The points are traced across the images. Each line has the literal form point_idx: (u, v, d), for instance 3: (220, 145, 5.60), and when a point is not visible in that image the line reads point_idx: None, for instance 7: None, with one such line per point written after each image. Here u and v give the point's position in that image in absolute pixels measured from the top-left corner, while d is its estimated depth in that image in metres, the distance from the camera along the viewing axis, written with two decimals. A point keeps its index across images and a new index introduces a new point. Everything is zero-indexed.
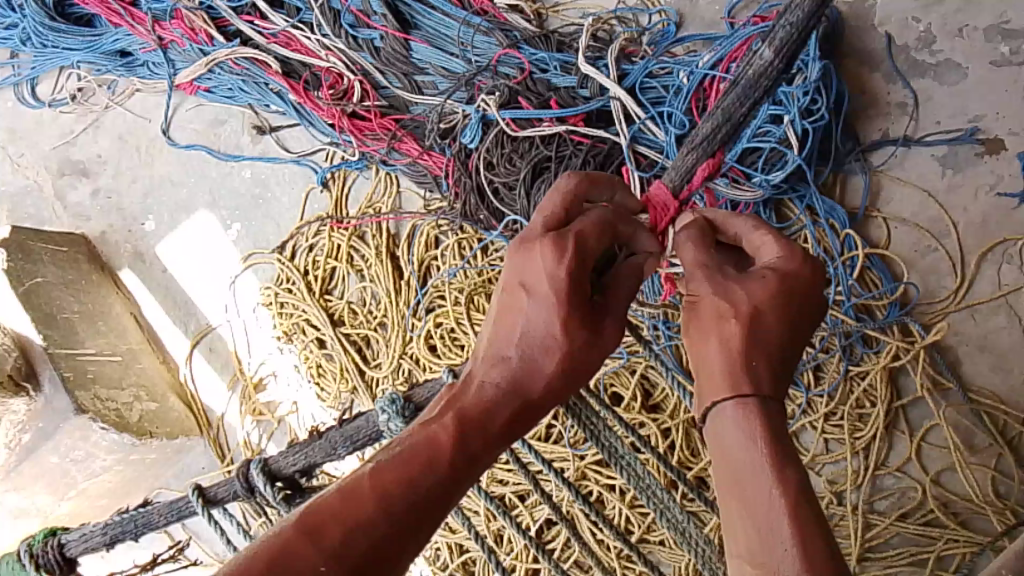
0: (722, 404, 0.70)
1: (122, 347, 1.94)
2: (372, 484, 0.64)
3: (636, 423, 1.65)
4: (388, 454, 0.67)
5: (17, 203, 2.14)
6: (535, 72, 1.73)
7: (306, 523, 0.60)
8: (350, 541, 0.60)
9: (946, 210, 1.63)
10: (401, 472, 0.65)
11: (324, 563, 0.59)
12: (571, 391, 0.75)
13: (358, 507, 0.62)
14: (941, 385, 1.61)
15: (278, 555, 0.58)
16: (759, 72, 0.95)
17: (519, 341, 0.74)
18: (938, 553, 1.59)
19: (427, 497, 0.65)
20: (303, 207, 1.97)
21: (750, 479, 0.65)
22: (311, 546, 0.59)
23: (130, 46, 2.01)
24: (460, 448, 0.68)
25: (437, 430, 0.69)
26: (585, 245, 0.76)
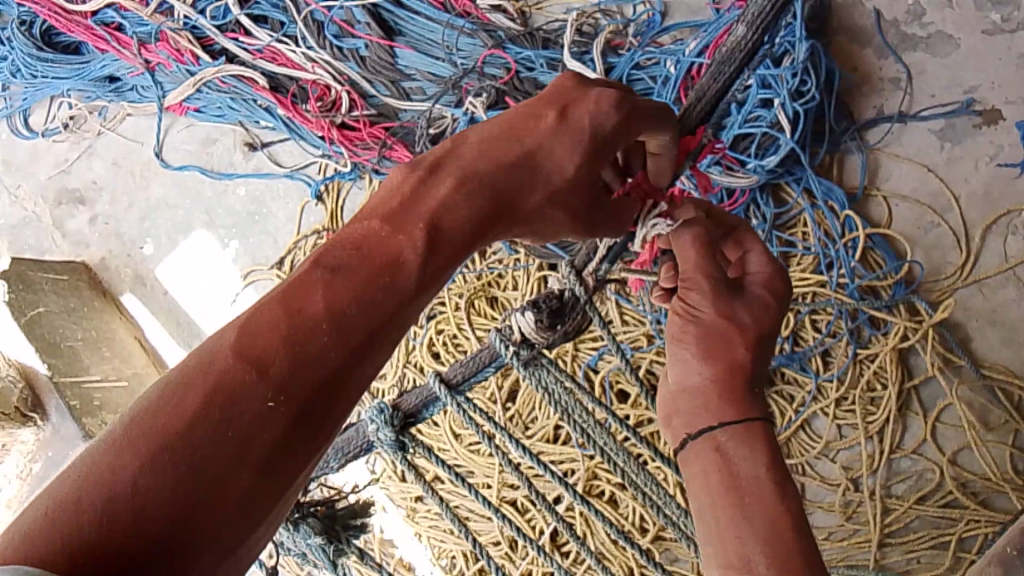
0: (717, 428, 0.74)
1: (128, 372, 1.92)
2: (323, 300, 0.58)
3: (645, 419, 1.62)
4: (343, 258, 0.61)
5: (17, 234, 2.15)
6: (522, 71, 1.73)
7: (245, 350, 0.54)
8: (301, 370, 0.55)
9: (947, 184, 1.60)
10: (358, 281, 0.60)
11: (273, 397, 0.53)
12: (554, 224, 0.75)
13: (311, 326, 0.56)
14: (953, 361, 1.58)
15: (215, 390, 0.52)
16: (736, 45, 1.21)
17: (523, 149, 0.72)
18: (960, 534, 1.57)
19: (392, 310, 0.60)
20: (299, 221, 1.97)
21: (755, 492, 0.69)
22: (256, 378, 0.53)
23: (118, 70, 2.01)
24: (433, 248, 0.64)
25: (406, 228, 0.64)
26: (636, 116, 0.77)
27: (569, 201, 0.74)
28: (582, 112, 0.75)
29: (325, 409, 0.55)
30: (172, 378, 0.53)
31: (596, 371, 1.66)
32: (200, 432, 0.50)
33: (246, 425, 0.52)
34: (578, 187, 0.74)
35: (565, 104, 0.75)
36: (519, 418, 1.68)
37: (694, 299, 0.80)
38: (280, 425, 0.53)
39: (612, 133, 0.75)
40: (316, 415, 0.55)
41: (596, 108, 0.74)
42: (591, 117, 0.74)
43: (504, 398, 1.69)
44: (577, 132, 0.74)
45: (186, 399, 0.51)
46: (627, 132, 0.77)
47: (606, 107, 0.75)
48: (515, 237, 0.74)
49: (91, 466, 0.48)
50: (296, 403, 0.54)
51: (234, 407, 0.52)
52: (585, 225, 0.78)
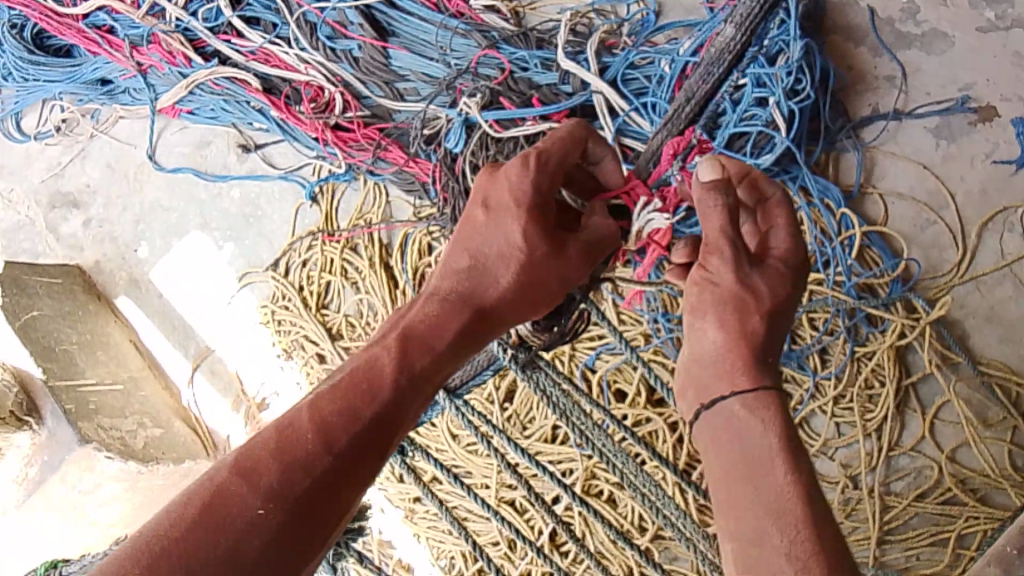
0: (730, 396, 0.79)
1: (124, 375, 1.92)
2: (312, 419, 0.75)
3: (643, 419, 1.62)
4: (330, 386, 0.78)
5: (10, 238, 2.14)
6: (516, 71, 1.73)
7: (243, 465, 0.71)
8: (288, 479, 0.71)
9: (943, 181, 1.60)
10: (340, 405, 0.76)
11: (263, 505, 0.69)
12: (523, 300, 0.88)
13: (300, 443, 0.73)
14: (951, 359, 1.57)
15: (216, 497, 0.69)
16: (723, 48, 1.34)
17: (472, 252, 0.88)
18: (959, 531, 1.56)
19: (368, 423, 0.76)
20: (294, 223, 1.96)
21: (765, 464, 0.74)
22: (249, 488, 0.69)
23: (110, 73, 2.00)
24: (402, 369, 0.81)
25: (380, 355, 0.81)
26: (551, 160, 0.89)
27: (527, 269, 0.87)
28: (501, 190, 0.88)
29: (308, 514, 0.71)
30: (185, 494, 0.69)
31: (594, 371, 1.66)
32: (203, 535, 0.66)
33: (238, 529, 0.67)
34: (532, 247, 0.87)
35: (486, 193, 0.89)
36: (516, 418, 1.67)
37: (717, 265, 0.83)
38: (269, 526, 0.68)
39: (537, 184, 0.88)
40: (302, 518, 0.70)
41: (509, 182, 0.87)
42: (509, 189, 0.87)
43: (501, 399, 1.68)
44: (507, 207, 0.87)
45: (191, 510, 0.67)
46: (549, 183, 0.89)
47: (519, 174, 0.87)
48: (488, 335, 0.89)
49: (114, 564, 0.64)
50: (281, 509, 0.69)
51: (229, 514, 0.68)
52: (557, 275, 0.89)
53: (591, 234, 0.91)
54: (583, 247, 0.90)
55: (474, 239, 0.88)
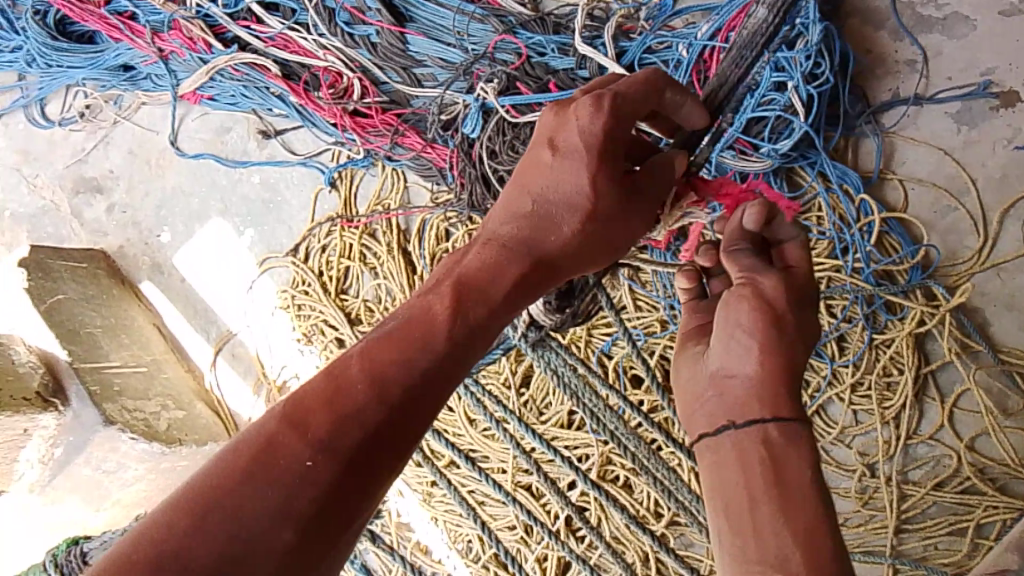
0: (768, 420, 0.90)
1: (147, 358, 1.96)
2: (364, 367, 0.75)
3: (658, 405, 1.63)
4: (383, 337, 0.78)
5: (36, 223, 2.17)
6: (533, 56, 1.72)
7: (293, 415, 0.71)
8: (340, 429, 0.70)
9: (964, 167, 1.58)
10: (394, 352, 0.77)
11: (311, 457, 0.68)
12: (586, 250, 0.91)
13: (353, 391, 0.73)
14: (969, 346, 1.57)
15: (264, 449, 0.68)
16: (754, 31, 1.19)
17: (535, 198, 0.90)
18: (979, 521, 1.56)
19: (422, 375, 0.76)
20: (313, 208, 1.98)
21: (797, 496, 0.85)
22: (299, 437, 0.69)
23: (132, 60, 2.02)
24: (454, 323, 0.81)
25: (433, 307, 0.82)
26: (625, 100, 0.88)
27: (594, 219, 0.89)
28: (570, 131, 0.88)
29: (360, 462, 0.70)
30: (235, 445, 0.70)
31: (609, 357, 1.67)
32: (253, 486, 0.66)
33: (288, 480, 0.67)
34: (600, 198, 0.88)
35: (554, 134, 0.89)
36: (533, 403, 1.69)
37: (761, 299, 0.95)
38: (321, 476, 0.68)
39: (610, 128, 0.87)
40: (355, 466, 0.70)
41: (580, 125, 0.87)
42: (579, 131, 0.87)
43: (518, 384, 1.69)
44: (577, 152, 0.88)
45: (243, 459, 0.68)
46: (620, 128, 0.88)
47: (590, 115, 0.87)
48: (548, 281, 0.91)
49: (166, 511, 0.64)
50: (330, 461, 0.69)
51: (282, 464, 0.67)
52: (620, 229, 0.92)
53: (651, 186, 0.94)
54: (639, 198, 0.92)
55: (539, 184, 0.90)
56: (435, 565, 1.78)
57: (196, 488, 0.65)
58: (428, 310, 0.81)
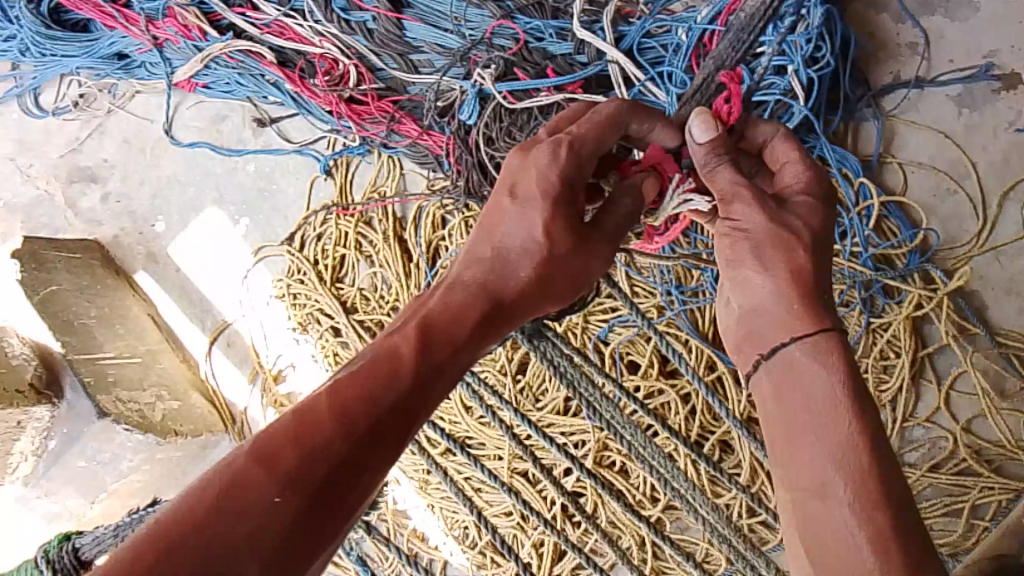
0: (791, 343, 0.78)
1: (142, 349, 1.91)
2: (329, 405, 0.69)
3: (655, 391, 1.62)
4: (345, 376, 0.73)
5: (30, 213, 2.15)
6: (530, 42, 1.70)
7: (260, 449, 0.64)
8: (307, 466, 0.65)
9: (964, 150, 1.58)
10: (357, 392, 0.72)
11: (280, 493, 0.62)
12: (539, 295, 0.90)
13: (318, 427, 0.67)
14: (968, 331, 1.56)
15: (232, 483, 0.61)
16: None
17: (495, 244, 0.90)
18: (974, 502, 1.55)
19: (387, 414, 0.72)
20: (309, 197, 1.97)
21: (830, 412, 0.72)
22: (267, 473, 0.63)
23: (127, 48, 2.00)
24: (419, 363, 0.77)
25: (397, 346, 0.78)
26: (581, 143, 0.91)
27: (550, 263, 0.89)
28: (529, 178, 0.90)
29: (329, 502, 0.64)
30: (199, 481, 0.62)
31: (606, 343, 1.66)
32: (220, 524, 0.59)
33: (258, 517, 0.60)
34: (555, 243, 0.89)
35: (515, 181, 0.91)
36: (529, 391, 1.68)
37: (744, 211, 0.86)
38: (291, 512, 0.61)
39: (563, 171, 0.89)
40: (322, 504, 0.64)
41: (538, 172, 0.89)
42: (536, 174, 0.89)
43: (514, 371, 1.68)
44: (532, 199, 0.89)
45: (208, 493, 0.60)
46: (576, 169, 0.91)
47: (548, 159, 0.89)
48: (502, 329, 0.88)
49: (122, 555, 0.54)
50: (301, 498, 0.63)
51: (250, 496, 0.61)
52: (578, 265, 0.91)
53: (613, 221, 0.94)
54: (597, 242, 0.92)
55: (498, 231, 0.90)
56: (432, 551, 1.78)
57: (159, 529, 0.57)
58: (392, 347, 0.78)
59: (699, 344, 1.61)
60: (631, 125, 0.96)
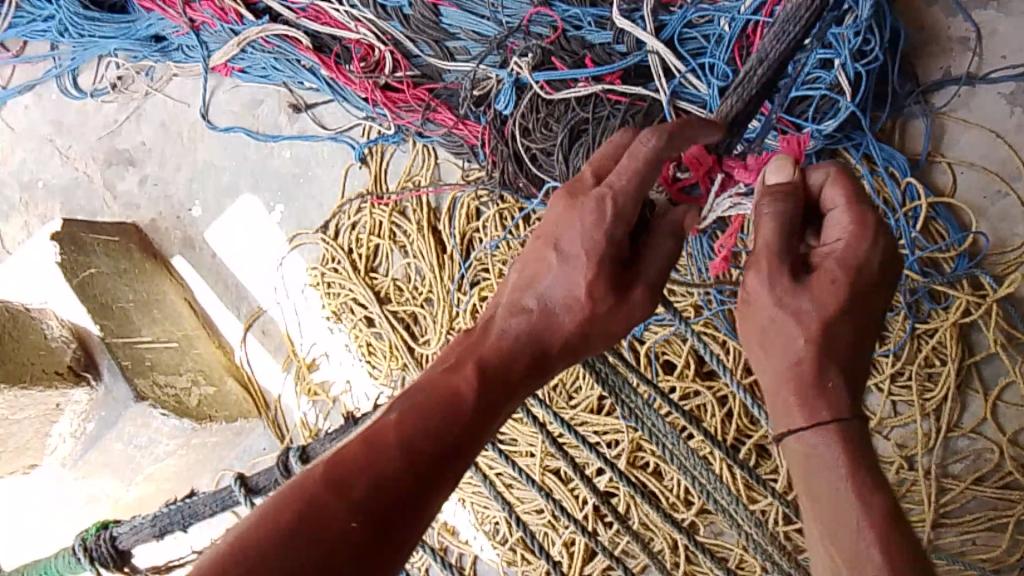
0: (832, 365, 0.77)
1: (177, 333, 1.96)
2: (397, 439, 0.73)
3: (692, 391, 1.60)
4: (414, 411, 0.76)
5: (69, 195, 2.18)
6: (569, 30, 1.65)
7: (331, 479, 0.68)
8: (376, 496, 0.68)
9: (1017, 150, 1.51)
10: (424, 429, 0.75)
11: (354, 518, 0.66)
12: (587, 346, 0.88)
13: (388, 460, 0.71)
14: (1017, 339, 1.52)
15: (309, 509, 0.66)
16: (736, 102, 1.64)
17: (539, 296, 0.88)
18: (1020, 517, 1.52)
19: (453, 445, 0.75)
20: (343, 184, 1.96)
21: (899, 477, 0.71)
22: (339, 501, 0.67)
23: (164, 30, 1.99)
24: (481, 399, 0.80)
25: (461, 384, 0.80)
26: (624, 201, 0.84)
27: (593, 319, 0.86)
28: (573, 236, 0.86)
29: (397, 529, 0.68)
30: (278, 504, 0.67)
31: (642, 341, 1.64)
32: (300, 546, 0.63)
33: (332, 542, 0.64)
34: (596, 301, 0.85)
35: (558, 234, 0.88)
36: (562, 388, 1.67)
37: (755, 287, 0.76)
38: (362, 539, 0.65)
39: (606, 232, 0.85)
40: (392, 532, 0.67)
41: (582, 232, 0.85)
42: (580, 236, 0.86)
43: None
44: (576, 258, 0.86)
45: (286, 517, 0.65)
46: (619, 227, 0.86)
47: (593, 222, 0.85)
48: (553, 372, 0.88)
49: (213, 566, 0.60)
50: (372, 523, 0.66)
51: (325, 524, 0.65)
52: (621, 319, 0.87)
53: (653, 269, 0.88)
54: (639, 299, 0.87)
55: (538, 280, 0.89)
56: (462, 545, 1.80)
57: (248, 546, 0.62)
58: (454, 382, 0.80)
59: (736, 345, 1.59)
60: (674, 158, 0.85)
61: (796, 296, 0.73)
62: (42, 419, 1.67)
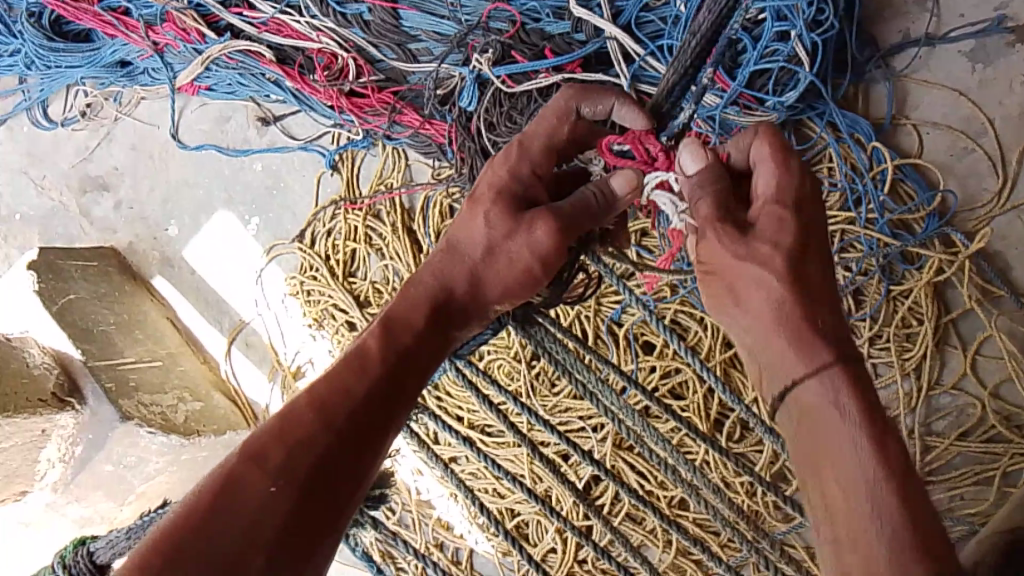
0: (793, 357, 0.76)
1: (162, 352, 1.97)
2: (310, 400, 0.75)
3: (672, 368, 1.63)
4: (325, 370, 0.78)
5: (46, 224, 2.18)
6: (527, 23, 1.66)
7: (246, 452, 0.70)
8: (294, 458, 0.71)
9: (979, 107, 1.52)
10: (336, 384, 0.77)
11: (273, 484, 0.69)
12: (506, 289, 0.89)
13: (302, 422, 0.73)
14: (992, 293, 1.53)
15: (227, 484, 0.68)
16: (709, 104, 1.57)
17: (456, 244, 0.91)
18: (1005, 470, 1.53)
19: (365, 399, 0.77)
20: (317, 193, 1.97)
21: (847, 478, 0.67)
22: (258, 470, 0.69)
23: (128, 55, 2.00)
24: (392, 348, 0.82)
25: (370, 338, 0.81)
26: (529, 141, 0.92)
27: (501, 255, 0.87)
28: (484, 181, 0.92)
29: (320, 487, 0.71)
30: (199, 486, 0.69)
31: (620, 325, 1.66)
32: (223, 519, 0.66)
33: (256, 511, 0.67)
34: (496, 232, 0.88)
35: (473, 185, 0.93)
36: (544, 376, 1.70)
37: (711, 253, 0.79)
38: (285, 502, 0.69)
39: (512, 169, 0.91)
40: (315, 491, 0.71)
41: (493, 171, 0.91)
42: (487, 177, 0.91)
43: (528, 357, 1.69)
44: (482, 199, 0.90)
45: (206, 496, 0.67)
46: (524, 168, 0.91)
47: (500, 163, 0.92)
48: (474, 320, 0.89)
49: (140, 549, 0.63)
50: (290, 489, 0.69)
51: (244, 493, 0.68)
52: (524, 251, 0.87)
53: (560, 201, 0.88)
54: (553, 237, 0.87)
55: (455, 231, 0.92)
56: (457, 539, 1.80)
57: (174, 528, 0.65)
58: (364, 336, 0.82)
59: (713, 321, 1.60)
60: (585, 111, 0.94)
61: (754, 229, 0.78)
62: (30, 447, 1.58)
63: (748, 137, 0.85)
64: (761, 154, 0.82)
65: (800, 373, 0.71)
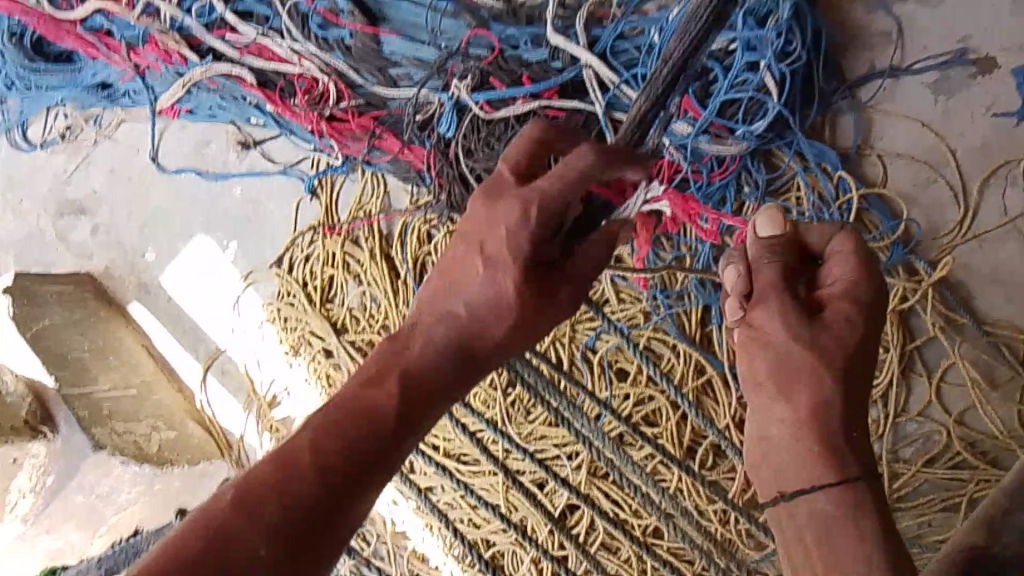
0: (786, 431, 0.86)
1: (136, 379, 1.96)
2: (309, 459, 0.84)
3: (647, 396, 1.64)
4: (331, 429, 0.88)
5: (24, 249, 2.20)
6: (506, 50, 1.66)
7: (243, 502, 0.79)
8: (288, 515, 0.80)
9: (942, 138, 1.54)
10: (337, 446, 0.86)
11: (264, 544, 0.77)
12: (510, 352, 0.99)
13: (297, 479, 0.82)
14: (954, 321, 1.55)
15: (221, 530, 0.77)
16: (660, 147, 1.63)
17: (464, 303, 0.97)
18: (970, 496, 1.57)
19: (363, 462, 0.87)
20: (295, 220, 1.97)
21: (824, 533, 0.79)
22: (253, 524, 0.78)
23: (109, 77, 1.99)
24: (392, 414, 0.91)
25: (376, 402, 0.91)
26: (547, 202, 0.91)
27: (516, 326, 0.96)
28: (498, 239, 0.94)
29: (310, 543, 0.80)
30: (197, 524, 0.78)
31: (594, 352, 1.68)
32: (214, 565, 0.74)
33: (244, 565, 0.75)
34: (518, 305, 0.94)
35: (484, 239, 0.95)
36: (520, 404, 1.71)
37: (764, 324, 0.87)
38: (271, 559, 0.77)
39: (531, 233, 0.92)
40: (306, 548, 0.79)
41: (506, 231, 0.93)
42: (505, 237, 0.93)
43: (503, 384, 1.71)
44: (502, 265, 0.94)
45: (202, 539, 0.76)
46: (546, 231, 0.92)
47: (518, 223, 0.92)
48: (475, 375, 0.99)
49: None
50: (279, 549, 0.77)
51: (236, 547, 0.76)
52: (537, 322, 0.97)
53: (577, 267, 0.97)
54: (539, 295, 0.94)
55: (454, 290, 0.98)
56: (432, 571, 1.79)
57: (166, 560, 0.73)
58: (372, 401, 0.91)
59: (686, 348, 1.61)
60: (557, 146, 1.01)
61: (814, 334, 0.85)
62: None
63: (829, 229, 0.91)
64: (841, 248, 0.89)
65: (829, 481, 0.80)
